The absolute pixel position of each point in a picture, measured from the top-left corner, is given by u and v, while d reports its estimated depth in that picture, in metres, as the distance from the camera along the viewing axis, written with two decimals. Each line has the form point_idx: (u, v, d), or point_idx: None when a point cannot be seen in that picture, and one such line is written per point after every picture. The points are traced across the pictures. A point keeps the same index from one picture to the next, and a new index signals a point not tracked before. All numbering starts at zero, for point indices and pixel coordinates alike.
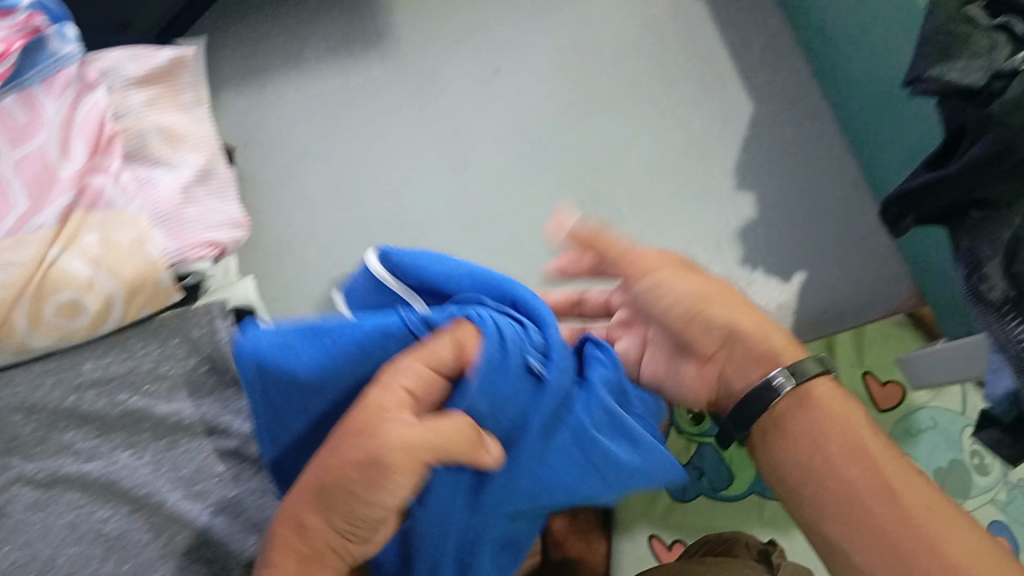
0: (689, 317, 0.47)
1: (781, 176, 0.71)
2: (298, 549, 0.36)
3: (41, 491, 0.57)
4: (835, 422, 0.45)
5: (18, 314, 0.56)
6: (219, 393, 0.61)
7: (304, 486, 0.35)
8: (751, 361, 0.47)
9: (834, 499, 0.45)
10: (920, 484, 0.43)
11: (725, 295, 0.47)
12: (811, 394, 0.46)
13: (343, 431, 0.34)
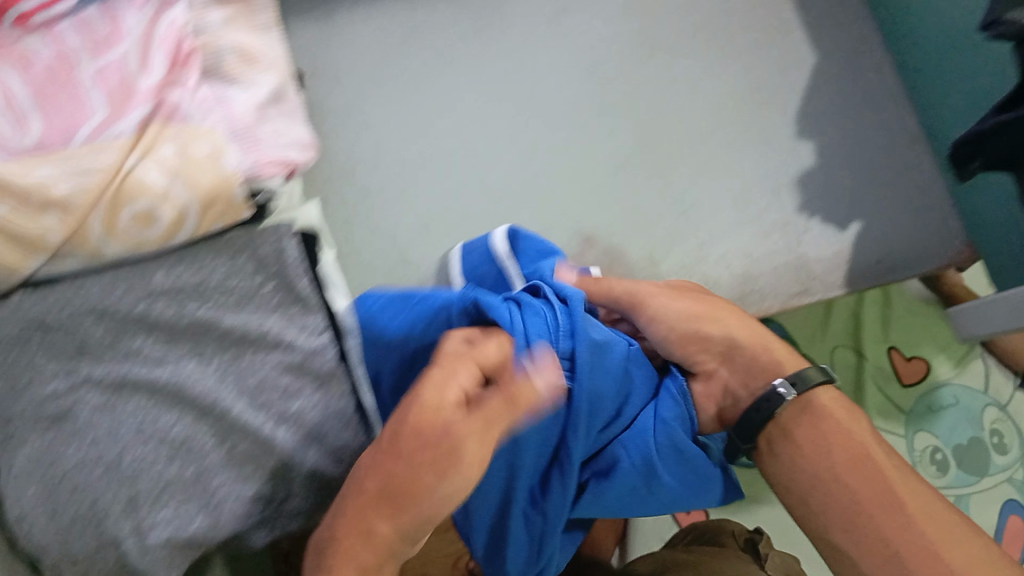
0: (689, 324, 0.65)
1: (840, 126, 0.70)
2: (370, 535, 0.41)
3: (109, 393, 0.58)
4: (844, 435, 0.62)
5: (93, 221, 0.56)
6: (284, 310, 0.62)
7: (386, 466, 0.42)
8: (746, 366, 0.65)
9: (831, 491, 0.60)
10: (911, 486, 0.60)
11: (722, 317, 0.66)
12: (812, 405, 0.64)
13: (407, 423, 0.42)
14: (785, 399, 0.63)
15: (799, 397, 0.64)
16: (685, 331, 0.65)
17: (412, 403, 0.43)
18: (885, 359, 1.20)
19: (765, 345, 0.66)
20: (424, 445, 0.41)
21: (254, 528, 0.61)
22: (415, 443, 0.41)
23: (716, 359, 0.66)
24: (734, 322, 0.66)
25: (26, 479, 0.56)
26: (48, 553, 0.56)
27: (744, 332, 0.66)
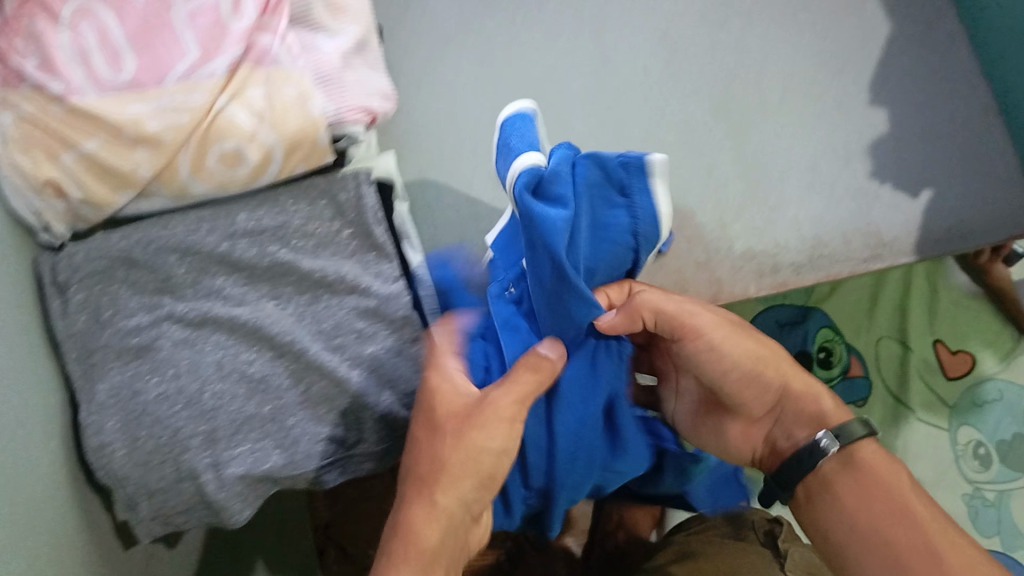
0: (749, 369, 0.61)
1: (915, 95, 0.68)
2: (434, 511, 0.54)
3: (191, 329, 0.59)
4: (892, 493, 0.58)
5: (182, 159, 0.58)
6: (361, 256, 0.63)
7: (432, 528, 0.54)
8: (800, 414, 0.62)
9: (868, 532, 0.57)
10: (947, 531, 0.55)
11: (774, 361, 0.62)
12: (856, 459, 0.59)
13: (437, 427, 0.55)
14: (828, 452, 0.59)
15: (841, 448, 0.60)
16: (736, 377, 0.61)
17: (431, 391, 0.56)
18: (932, 352, 1.14)
19: (819, 407, 0.62)
20: (467, 417, 0.55)
21: (328, 469, 0.61)
22: (450, 421, 0.55)
23: (766, 409, 0.63)
24: (795, 375, 0.63)
25: (110, 408, 0.57)
26: (128, 482, 0.57)
27: (800, 386, 0.63)
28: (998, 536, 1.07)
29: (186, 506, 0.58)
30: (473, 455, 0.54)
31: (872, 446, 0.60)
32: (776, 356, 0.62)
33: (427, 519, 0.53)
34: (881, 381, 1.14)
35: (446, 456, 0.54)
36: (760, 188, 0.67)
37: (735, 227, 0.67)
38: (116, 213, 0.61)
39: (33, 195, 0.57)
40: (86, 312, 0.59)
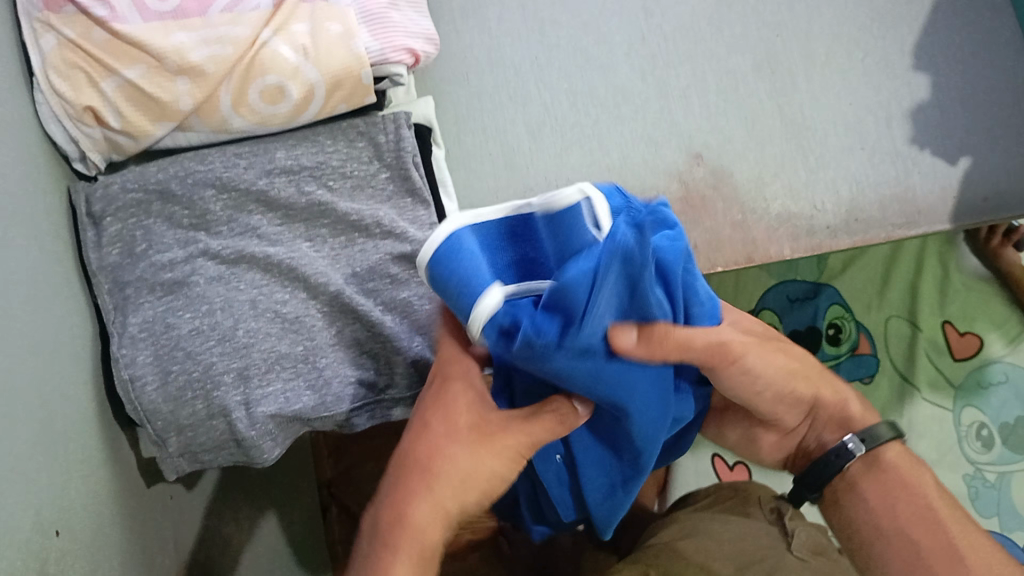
0: (787, 382, 0.55)
1: (957, 62, 0.68)
2: (428, 510, 0.49)
3: (226, 266, 0.59)
4: (919, 496, 0.54)
5: (223, 92, 0.58)
6: (397, 201, 0.63)
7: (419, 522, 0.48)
8: (833, 420, 0.57)
9: (892, 529, 0.54)
10: (955, 516, 0.53)
11: (809, 373, 0.57)
12: (881, 459, 0.56)
13: (430, 427, 0.49)
14: (856, 454, 0.56)
15: (867, 452, 0.56)
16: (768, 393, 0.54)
17: (443, 403, 0.49)
18: (941, 333, 1.13)
19: (844, 407, 0.57)
20: (470, 424, 0.49)
21: (358, 413, 0.60)
22: (455, 424, 0.49)
23: (800, 417, 0.58)
24: (819, 376, 0.57)
25: (142, 341, 0.57)
26: (158, 416, 0.57)
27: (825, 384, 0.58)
28: (997, 516, 1.04)
29: (214, 444, 0.58)
30: (473, 466, 0.49)
31: (898, 445, 0.56)
32: (807, 366, 0.55)
33: (418, 525, 0.48)
34: (890, 361, 1.15)
35: (436, 466, 0.49)
36: (800, 149, 0.67)
37: (773, 187, 0.66)
38: (152, 145, 0.60)
39: (70, 121, 0.56)
40: (120, 245, 0.58)
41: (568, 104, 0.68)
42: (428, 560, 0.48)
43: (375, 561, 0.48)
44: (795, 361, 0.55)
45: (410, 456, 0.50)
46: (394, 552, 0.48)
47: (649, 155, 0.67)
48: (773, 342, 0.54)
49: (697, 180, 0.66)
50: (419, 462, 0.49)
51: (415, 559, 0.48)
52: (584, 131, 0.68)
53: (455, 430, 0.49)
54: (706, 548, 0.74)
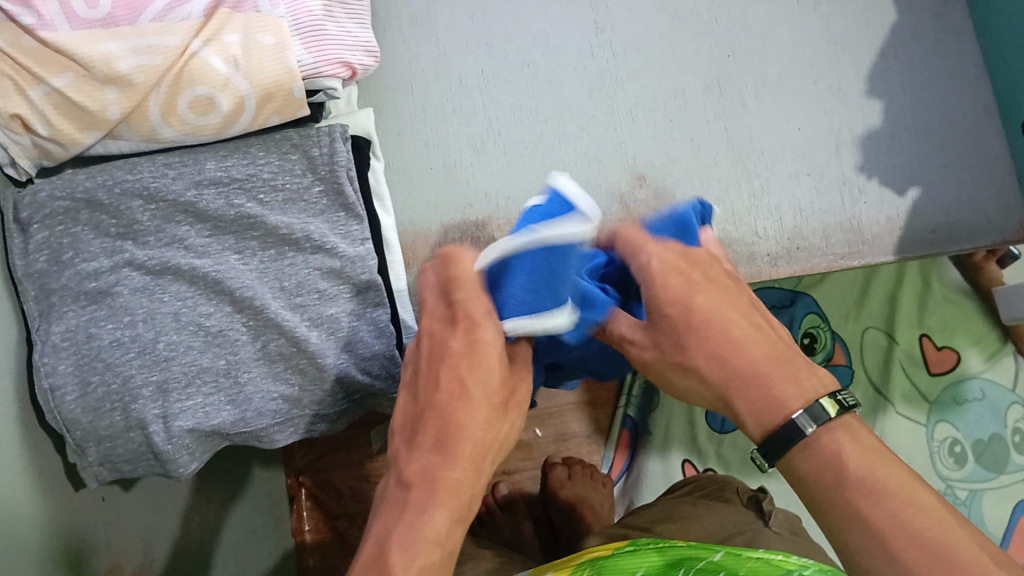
0: (714, 360, 0.46)
1: (913, 89, 0.67)
2: (474, 471, 0.43)
3: (151, 276, 0.58)
4: (839, 490, 0.45)
5: (152, 102, 0.57)
6: (329, 215, 0.62)
7: (460, 476, 0.43)
8: (757, 406, 0.46)
9: (836, 534, 0.45)
10: (907, 507, 0.43)
11: (741, 350, 0.46)
12: (808, 450, 0.46)
13: (469, 371, 0.43)
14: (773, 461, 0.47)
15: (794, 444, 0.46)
16: (683, 377, 0.48)
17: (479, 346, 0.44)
18: (918, 346, 1.10)
19: (769, 388, 0.46)
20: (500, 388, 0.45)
21: (279, 429, 0.61)
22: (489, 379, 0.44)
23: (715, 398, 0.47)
24: (760, 358, 0.46)
25: (63, 351, 0.57)
26: (77, 426, 0.57)
27: (760, 357, 0.46)
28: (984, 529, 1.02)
29: (133, 455, 0.58)
30: (506, 432, 0.45)
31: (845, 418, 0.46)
32: (738, 343, 0.46)
33: (459, 481, 0.43)
34: (865, 372, 1.10)
35: (478, 427, 0.43)
36: (742, 174, 0.66)
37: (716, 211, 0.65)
38: (84, 152, 0.60)
39: (1, 129, 0.56)
40: (47, 252, 0.57)
41: (513, 118, 0.68)
42: (467, 512, 0.44)
43: (415, 510, 0.42)
44: (698, 360, 0.46)
45: (447, 418, 0.43)
46: (441, 504, 0.42)
47: (591, 175, 0.67)
48: (687, 326, 0.47)
49: (639, 202, 0.66)
50: (460, 421, 0.43)
51: (458, 512, 0.43)
52: (528, 146, 0.67)
53: (491, 396, 0.44)
54: (691, 523, 0.72)
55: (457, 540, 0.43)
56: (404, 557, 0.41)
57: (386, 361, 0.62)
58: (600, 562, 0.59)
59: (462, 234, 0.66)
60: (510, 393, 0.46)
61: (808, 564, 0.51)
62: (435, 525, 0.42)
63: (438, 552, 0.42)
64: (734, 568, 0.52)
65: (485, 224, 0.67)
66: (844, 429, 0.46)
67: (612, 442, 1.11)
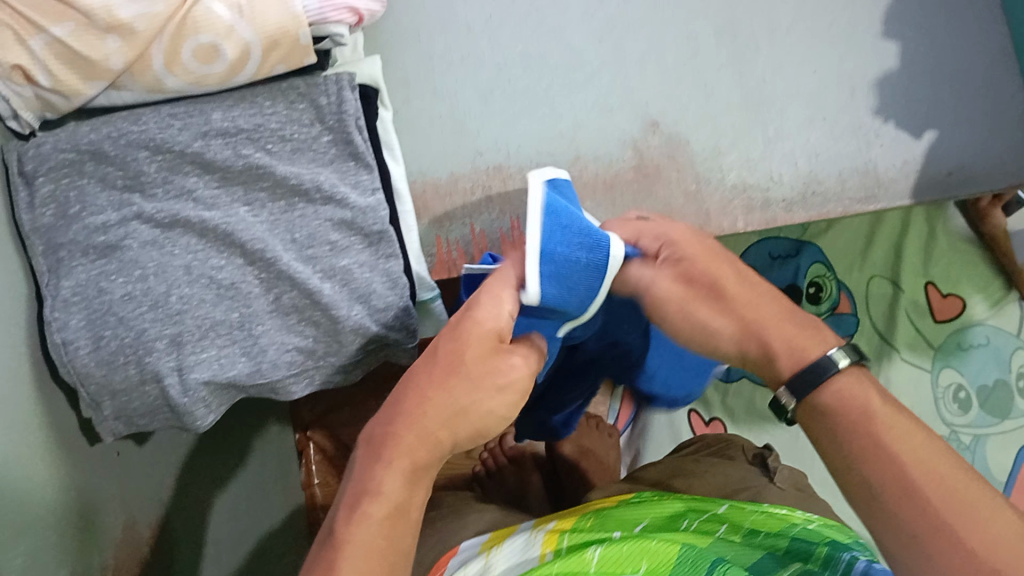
0: (749, 300, 0.50)
1: (928, 32, 0.66)
2: (425, 436, 0.48)
3: (160, 229, 0.57)
4: (867, 430, 0.46)
5: (155, 51, 0.55)
6: (338, 164, 0.61)
7: (410, 437, 0.48)
8: (782, 341, 0.50)
9: (853, 473, 0.46)
10: (927, 450, 0.44)
11: (769, 300, 0.50)
12: (837, 393, 0.47)
13: (446, 341, 0.49)
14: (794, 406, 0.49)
15: (824, 386, 0.48)
16: (707, 317, 0.51)
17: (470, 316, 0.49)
18: (923, 295, 1.09)
19: (795, 336, 0.50)
20: (478, 367, 0.48)
21: (295, 380, 0.61)
22: (459, 351, 0.48)
23: (734, 349, 0.50)
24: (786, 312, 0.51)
25: (74, 306, 0.56)
26: (91, 380, 0.57)
27: (774, 313, 0.50)
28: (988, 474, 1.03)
29: (149, 408, 0.59)
30: (468, 401, 0.48)
31: (845, 375, 0.48)
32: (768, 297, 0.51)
33: (407, 442, 0.48)
34: (869, 320, 1.10)
35: (436, 398, 0.48)
36: (752, 121, 0.65)
37: (730, 158, 0.65)
38: (87, 103, 0.58)
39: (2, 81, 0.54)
40: (53, 206, 0.57)
41: (522, 66, 0.66)
42: (419, 472, 0.48)
43: (367, 467, 0.48)
44: (717, 318, 0.50)
45: (409, 387, 0.49)
46: (389, 462, 0.48)
47: (603, 123, 0.66)
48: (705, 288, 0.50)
49: (652, 149, 0.66)
50: (418, 387, 0.49)
51: (405, 472, 0.48)
52: (537, 95, 0.66)
53: (461, 363, 0.48)
54: (693, 476, 0.70)
55: (405, 501, 0.48)
56: (353, 510, 0.47)
57: (399, 312, 0.62)
58: (605, 513, 0.58)
59: (474, 183, 0.66)
60: (492, 367, 0.49)
61: (802, 517, 0.55)
62: (382, 481, 0.47)
63: (382, 506, 0.47)
64: (741, 521, 0.54)
65: (497, 173, 0.66)
66: (865, 385, 0.47)
67: (618, 395, 1.11)
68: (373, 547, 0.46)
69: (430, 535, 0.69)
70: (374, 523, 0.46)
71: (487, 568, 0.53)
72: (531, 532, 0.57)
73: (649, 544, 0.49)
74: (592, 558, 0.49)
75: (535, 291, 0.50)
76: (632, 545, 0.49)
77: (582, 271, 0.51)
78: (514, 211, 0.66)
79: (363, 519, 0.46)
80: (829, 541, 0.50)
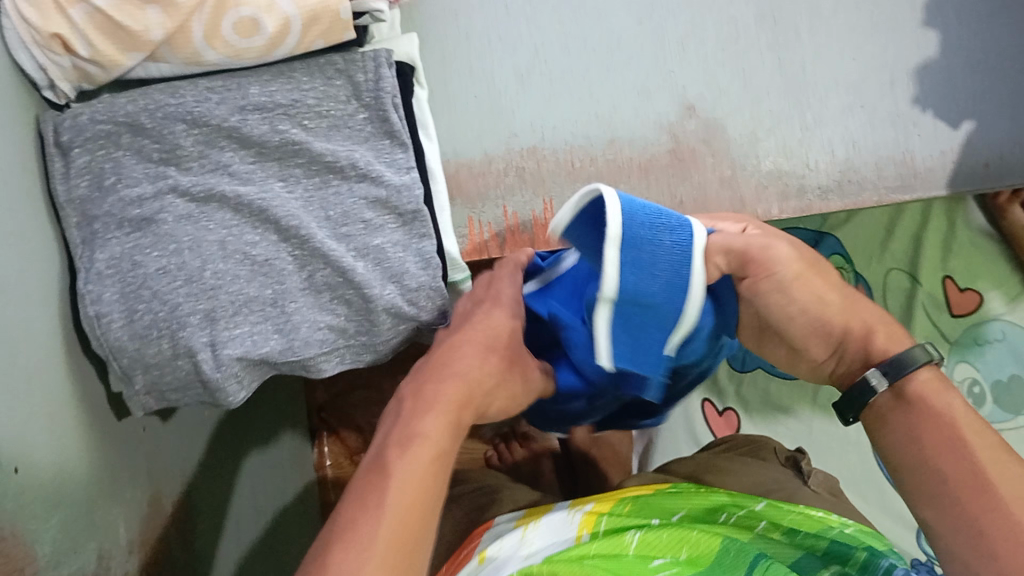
0: (836, 292, 0.52)
1: (972, 20, 0.66)
2: (472, 383, 0.52)
3: (195, 204, 0.57)
4: (946, 421, 0.47)
5: (195, 23, 0.55)
6: (374, 142, 0.61)
7: (457, 383, 0.51)
8: (868, 336, 0.51)
9: (914, 463, 0.47)
10: (1002, 460, 0.45)
11: (855, 303, 0.52)
12: (909, 389, 0.49)
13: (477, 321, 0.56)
14: (880, 390, 0.49)
15: (902, 387, 0.49)
16: (810, 297, 0.51)
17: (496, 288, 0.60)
18: (940, 288, 1.09)
19: (870, 325, 0.52)
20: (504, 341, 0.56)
21: (325, 358, 0.61)
22: (492, 330, 0.56)
23: (829, 351, 0.52)
24: (877, 319, 0.52)
25: (108, 278, 0.56)
26: (124, 353, 0.57)
27: (867, 313, 0.52)
28: None
29: (180, 383, 0.58)
30: (501, 377, 0.54)
31: (927, 371, 0.49)
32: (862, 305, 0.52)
33: (454, 385, 0.51)
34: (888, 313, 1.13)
35: (471, 375, 0.52)
36: (789, 108, 0.65)
37: (766, 144, 0.65)
38: (124, 75, 0.58)
39: (40, 49, 0.53)
40: (88, 177, 0.57)
41: (560, 47, 0.66)
42: (459, 427, 0.50)
43: (406, 423, 0.48)
44: (828, 294, 0.51)
45: (449, 359, 0.53)
46: (433, 414, 0.49)
47: (639, 106, 0.65)
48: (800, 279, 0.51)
49: (688, 134, 0.65)
50: (452, 355, 0.53)
51: (452, 418, 0.49)
52: (575, 77, 0.66)
53: (491, 338, 0.55)
54: (726, 475, 0.70)
55: (448, 450, 0.48)
56: (402, 448, 0.46)
57: (431, 293, 0.61)
58: (642, 498, 0.58)
59: (507, 164, 0.65)
60: (517, 355, 0.57)
61: (839, 521, 0.55)
62: (427, 424, 0.48)
63: (429, 447, 0.46)
64: (778, 519, 0.54)
65: (532, 154, 0.65)
66: (946, 386, 0.49)
67: None
68: (424, 474, 0.45)
69: (456, 517, 0.69)
70: (417, 466, 0.45)
71: (523, 542, 0.53)
72: (569, 509, 0.57)
73: (688, 534, 0.50)
74: (631, 543, 0.50)
75: (612, 282, 0.48)
76: (673, 534, 0.50)
77: (665, 260, 0.48)
78: (547, 193, 0.65)
79: (412, 459, 0.45)
80: (866, 545, 0.51)
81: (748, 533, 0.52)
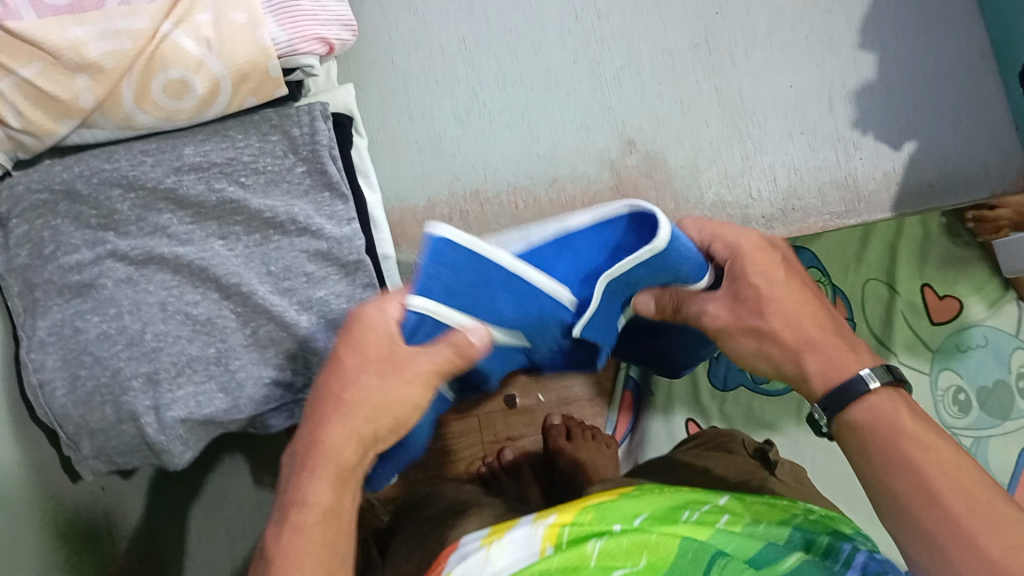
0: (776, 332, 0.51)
1: (907, 40, 0.67)
2: (357, 438, 0.48)
3: (135, 267, 0.57)
4: (893, 442, 0.48)
5: (124, 88, 0.54)
6: (314, 195, 0.61)
7: (336, 429, 0.48)
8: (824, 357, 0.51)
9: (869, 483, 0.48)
10: (929, 440, 0.47)
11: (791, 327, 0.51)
12: (853, 414, 0.49)
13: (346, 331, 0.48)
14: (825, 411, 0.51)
15: (840, 414, 0.50)
16: (753, 342, 0.52)
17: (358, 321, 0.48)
18: (919, 295, 1.05)
19: (834, 356, 0.51)
20: (391, 355, 0.48)
21: (274, 412, 0.61)
22: (365, 356, 0.48)
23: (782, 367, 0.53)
24: (818, 341, 0.51)
25: (51, 346, 0.56)
26: (68, 420, 0.57)
27: (792, 312, 0.51)
28: None
29: (128, 447, 0.58)
30: (387, 399, 0.48)
31: (875, 392, 0.49)
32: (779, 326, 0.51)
33: (332, 423, 0.48)
34: (867, 323, 1.04)
35: (350, 397, 0.48)
36: (729, 136, 0.66)
37: (708, 173, 0.66)
38: (59, 141, 0.58)
39: None
40: (27, 246, 0.56)
41: (497, 87, 0.67)
42: (349, 476, 0.48)
43: (293, 480, 0.48)
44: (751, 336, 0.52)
45: (320, 395, 0.49)
46: (312, 473, 0.47)
47: (581, 140, 0.66)
48: (750, 320, 0.52)
49: (629, 168, 0.66)
50: (331, 391, 0.48)
51: (331, 477, 0.48)
52: (513, 115, 0.67)
53: (366, 364, 0.48)
54: (696, 472, 0.70)
55: (345, 502, 0.48)
56: (281, 522, 0.47)
57: None
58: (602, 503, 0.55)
59: (451, 208, 0.66)
60: (405, 367, 0.49)
61: (803, 507, 0.56)
62: (308, 491, 0.47)
63: (318, 514, 0.47)
64: (743, 509, 0.55)
65: (475, 196, 0.66)
66: (900, 408, 0.49)
67: (616, 404, 1.04)
68: (310, 547, 0.46)
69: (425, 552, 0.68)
70: (318, 535, 0.46)
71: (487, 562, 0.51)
72: (531, 521, 0.54)
73: (648, 537, 0.50)
74: (592, 553, 0.49)
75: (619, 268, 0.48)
76: (633, 538, 0.50)
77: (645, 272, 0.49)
78: (491, 233, 0.66)
79: (299, 530, 0.46)
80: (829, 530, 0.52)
81: (713, 524, 0.52)
